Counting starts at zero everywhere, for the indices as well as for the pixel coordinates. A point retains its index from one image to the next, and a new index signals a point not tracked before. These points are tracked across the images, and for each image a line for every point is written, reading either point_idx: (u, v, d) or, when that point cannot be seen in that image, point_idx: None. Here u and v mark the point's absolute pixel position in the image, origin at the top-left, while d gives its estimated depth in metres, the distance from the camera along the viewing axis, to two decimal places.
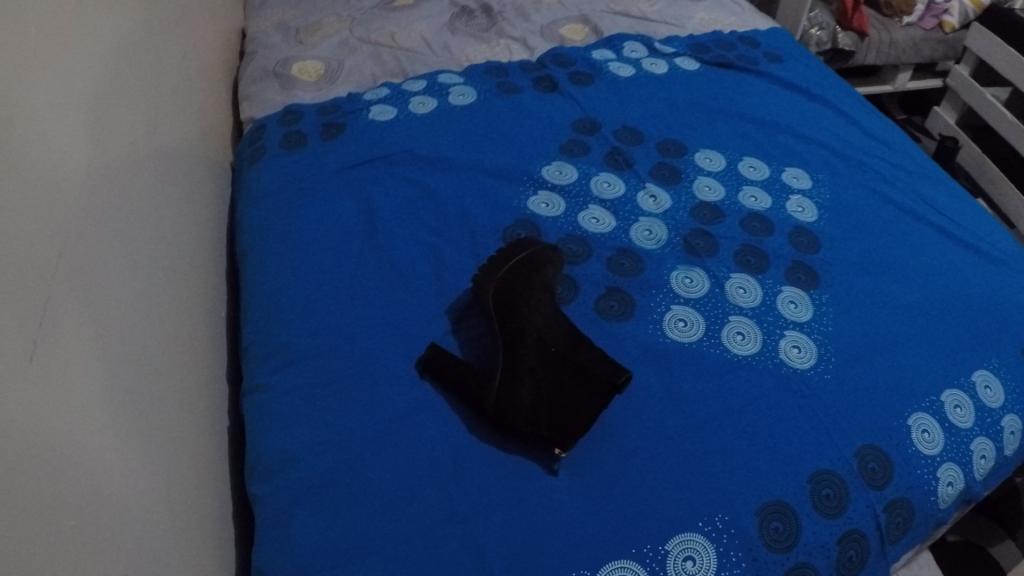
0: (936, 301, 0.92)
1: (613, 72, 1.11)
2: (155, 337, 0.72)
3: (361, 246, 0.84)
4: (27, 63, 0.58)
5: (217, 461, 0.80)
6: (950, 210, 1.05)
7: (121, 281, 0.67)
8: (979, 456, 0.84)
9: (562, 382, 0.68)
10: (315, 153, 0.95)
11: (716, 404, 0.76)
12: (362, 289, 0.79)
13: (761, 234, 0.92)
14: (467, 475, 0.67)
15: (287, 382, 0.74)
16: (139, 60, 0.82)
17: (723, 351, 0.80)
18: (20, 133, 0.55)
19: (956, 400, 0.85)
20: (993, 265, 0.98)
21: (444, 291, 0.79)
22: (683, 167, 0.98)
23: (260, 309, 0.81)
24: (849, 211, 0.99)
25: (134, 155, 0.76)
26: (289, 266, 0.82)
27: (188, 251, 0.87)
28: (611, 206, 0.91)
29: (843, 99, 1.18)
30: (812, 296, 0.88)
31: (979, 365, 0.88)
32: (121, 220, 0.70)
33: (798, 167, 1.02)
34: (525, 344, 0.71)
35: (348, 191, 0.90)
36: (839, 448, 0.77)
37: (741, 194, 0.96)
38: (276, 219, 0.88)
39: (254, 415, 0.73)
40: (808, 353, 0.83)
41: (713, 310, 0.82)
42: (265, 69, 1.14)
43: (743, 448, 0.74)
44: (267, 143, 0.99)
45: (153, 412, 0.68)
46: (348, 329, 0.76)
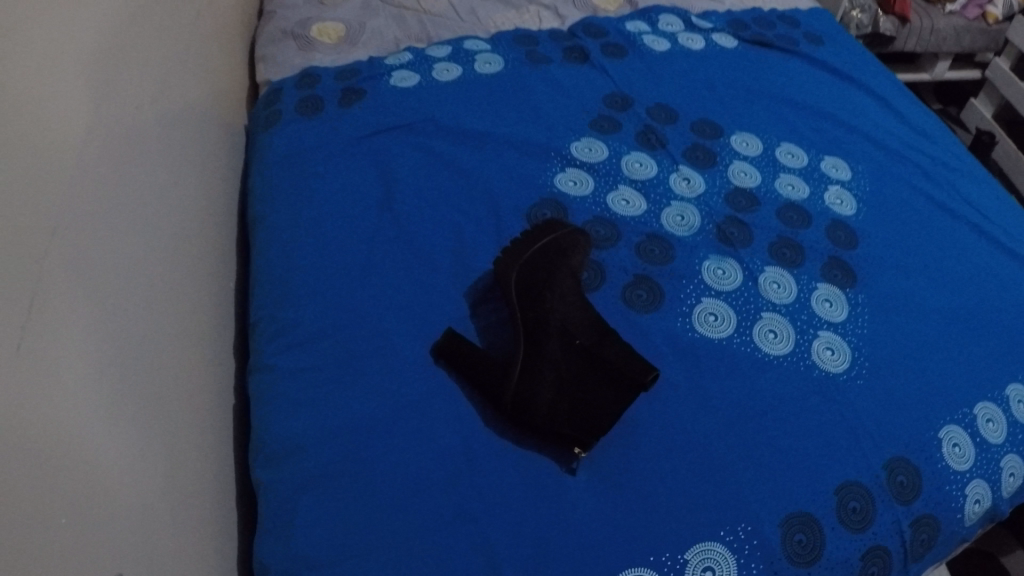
0: (973, 311, 0.88)
1: (648, 45, 1.06)
2: (156, 307, 0.68)
3: (377, 218, 0.79)
4: (25, 14, 0.53)
5: (219, 437, 0.76)
6: (992, 211, 1.01)
7: (120, 252, 0.62)
8: (1009, 474, 0.82)
9: (587, 379, 0.64)
10: (332, 118, 0.91)
11: (745, 406, 0.72)
12: (377, 265, 0.75)
13: (798, 226, 0.87)
14: (482, 470, 0.63)
15: (295, 363, 0.69)
16: (149, 13, 0.77)
17: (753, 350, 0.75)
18: (14, 91, 0.50)
19: (988, 414, 0.83)
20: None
21: (464, 270, 0.75)
22: (719, 150, 0.93)
23: (270, 281, 0.76)
24: (890, 206, 0.94)
25: (140, 114, 0.71)
26: (301, 237, 0.78)
27: (195, 215, 0.82)
28: (641, 187, 0.86)
29: (884, 86, 1.12)
30: (848, 296, 0.83)
31: (1013, 378, 0.85)
32: (122, 185, 0.65)
33: (838, 156, 0.97)
34: (550, 336, 0.66)
35: (365, 159, 0.85)
36: (869, 460, 0.74)
37: (778, 182, 0.91)
38: (290, 186, 0.84)
39: (260, 394, 0.70)
40: (842, 356, 0.79)
41: (746, 304, 0.78)
42: (281, 26, 1.09)
43: (772, 455, 0.70)
44: (283, 106, 0.94)
45: (151, 388, 0.63)
46: (361, 307, 0.72)
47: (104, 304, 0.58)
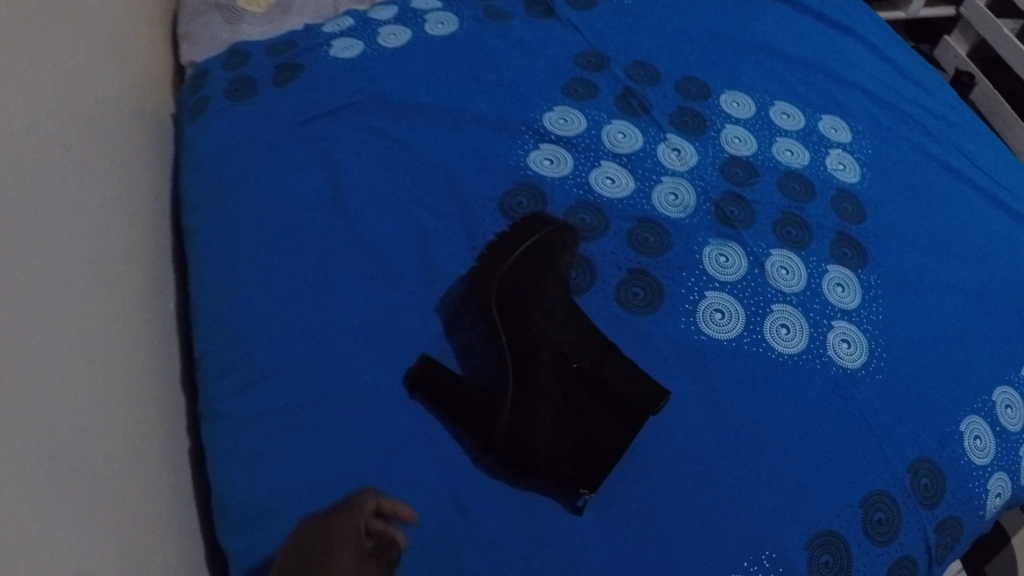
0: (988, 283, 0.81)
1: None
2: (80, 346, 0.57)
3: (327, 225, 0.70)
4: None
5: (172, 478, 0.67)
6: (997, 170, 0.93)
7: (24, 301, 0.51)
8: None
9: (587, 411, 0.61)
10: (268, 105, 0.80)
11: (760, 418, 0.65)
12: (331, 285, 0.67)
13: (802, 199, 0.78)
14: (479, 520, 0.58)
15: (251, 408, 0.62)
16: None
17: (766, 350, 0.68)
18: None
19: (1007, 399, 0.76)
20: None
21: (434, 280, 0.68)
22: (708, 113, 0.82)
23: (212, 311, 0.68)
24: (895, 170, 0.85)
25: (41, 123, 0.60)
26: (245, 253, 0.70)
27: (121, 225, 0.71)
28: (626, 161, 0.76)
29: (873, 32, 1.03)
30: (859, 278, 0.75)
31: None
32: (22, 217, 0.54)
33: (835, 114, 0.87)
34: (543, 361, 0.62)
35: (311, 153, 0.75)
36: (892, 463, 0.67)
37: (775, 147, 0.81)
38: (228, 191, 0.74)
39: (213, 445, 0.62)
40: (859, 349, 0.71)
41: (753, 296, 0.70)
42: None
43: (790, 472, 0.63)
44: (210, 94, 0.83)
45: (81, 447, 0.53)
46: (316, 335, 0.64)
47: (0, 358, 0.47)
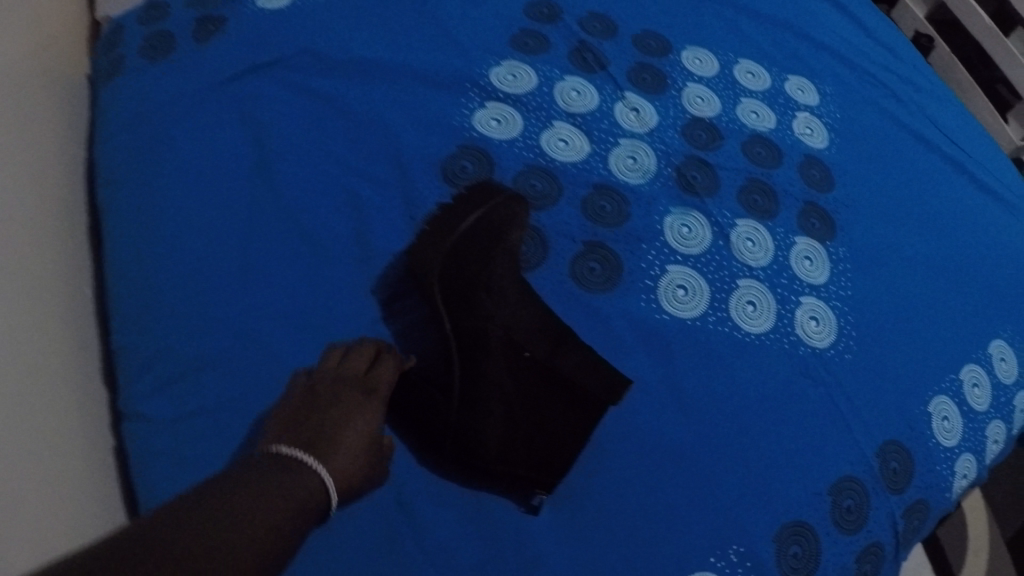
0: (954, 257, 0.78)
1: None
2: None
3: (250, 200, 0.65)
4: None
5: (91, 477, 0.61)
6: (963, 139, 0.90)
7: None
8: (993, 442, 0.74)
9: (539, 397, 0.58)
10: (187, 61, 0.72)
11: (726, 404, 0.61)
12: (258, 267, 0.63)
13: (768, 164, 0.73)
14: (428, 526, 0.56)
15: (172, 410, 0.59)
16: None
17: (731, 329, 0.63)
18: None
19: (975, 377, 0.73)
20: (1008, 211, 0.86)
21: (368, 255, 0.64)
22: (668, 70, 0.76)
23: (126, 302, 0.63)
24: (863, 136, 0.81)
25: None
26: (162, 236, 0.64)
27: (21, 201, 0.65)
28: (581, 122, 0.70)
29: None
30: (828, 250, 0.70)
31: (996, 335, 0.76)
32: None
33: (802, 75, 0.82)
34: (491, 352, 0.57)
35: (235, 117, 0.69)
36: (861, 448, 0.64)
37: (740, 109, 0.76)
38: (144, 160, 0.68)
39: (135, 448, 0.60)
40: (827, 327, 0.66)
41: (719, 270, 0.64)
42: None
43: (756, 461, 0.60)
44: (125, 51, 0.76)
45: None
46: (241, 324, 0.61)
47: None
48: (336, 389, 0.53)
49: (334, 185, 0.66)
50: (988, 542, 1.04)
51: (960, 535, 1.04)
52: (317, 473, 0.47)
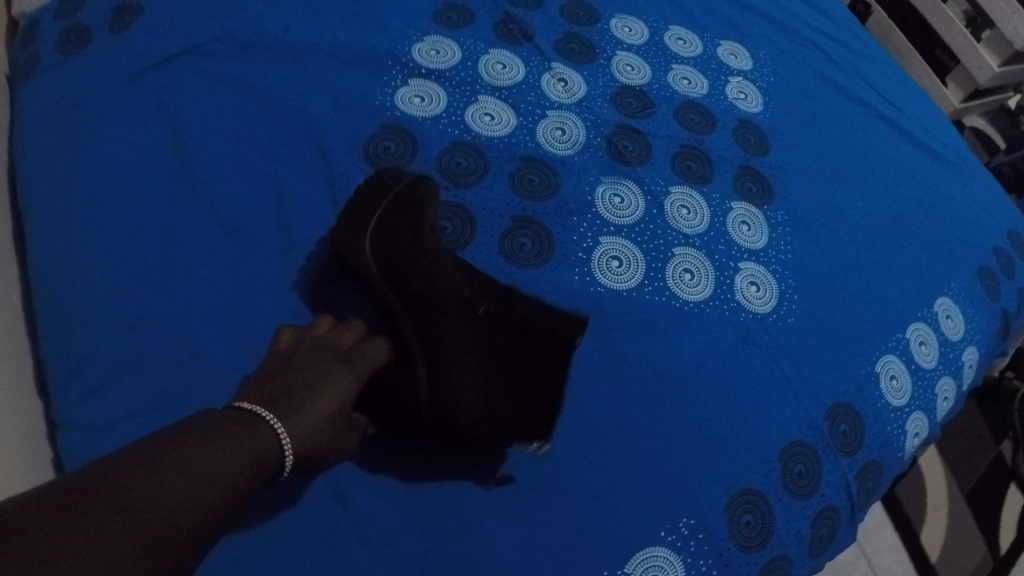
0: (897, 215, 0.78)
1: None
2: None
3: (170, 192, 0.63)
4: None
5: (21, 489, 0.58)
6: (901, 99, 0.90)
7: None
8: (943, 399, 0.73)
9: (501, 347, 0.58)
10: (101, 54, 0.69)
11: (666, 376, 0.59)
12: (182, 260, 0.60)
13: (701, 130, 0.71)
14: (366, 518, 0.53)
15: (105, 414, 0.56)
16: None
17: (669, 299, 0.62)
18: None
19: (921, 335, 0.72)
20: (943, 166, 0.85)
21: (293, 244, 0.62)
22: (597, 39, 0.74)
23: (48, 304, 0.60)
24: (797, 98, 0.80)
25: None
26: (80, 232, 0.61)
27: None
28: (507, 95, 0.68)
29: None
30: (765, 215, 0.70)
31: (941, 292, 0.75)
32: None
33: (734, 40, 0.81)
34: (447, 311, 0.56)
35: (152, 107, 0.66)
36: (809, 411, 0.63)
37: (671, 75, 0.74)
38: (59, 155, 0.65)
39: (68, 458, 0.56)
40: (768, 293, 0.65)
41: (654, 239, 0.63)
42: None
43: (702, 432, 0.58)
44: (41, 47, 0.73)
45: None
46: (168, 320, 0.58)
47: None
48: (315, 352, 0.53)
49: (256, 171, 0.64)
50: (947, 500, 1.04)
51: (920, 490, 1.04)
52: (275, 432, 0.46)
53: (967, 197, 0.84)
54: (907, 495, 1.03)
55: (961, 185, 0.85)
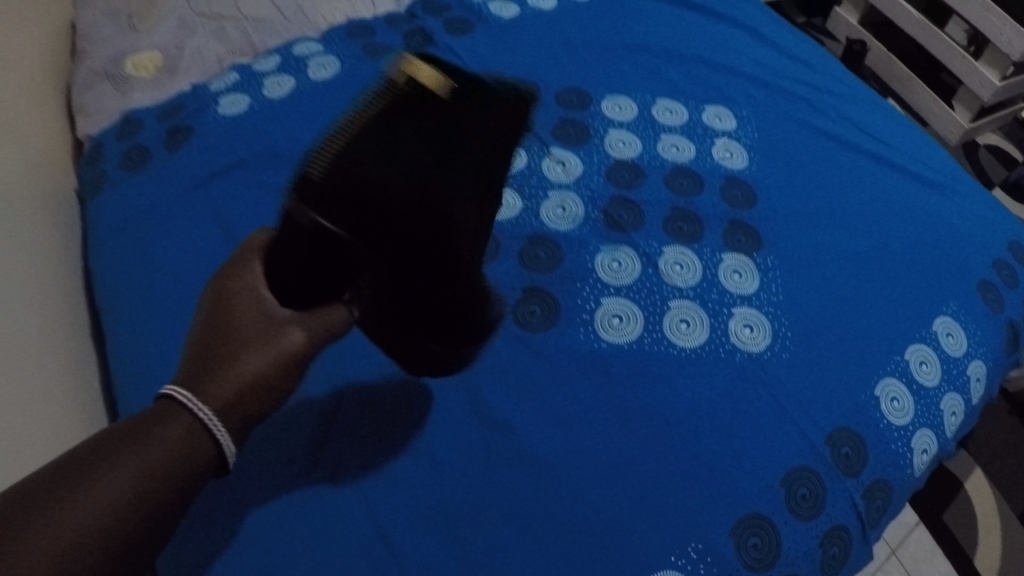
0: (890, 245, 0.84)
1: (495, 12, 0.98)
2: None
3: None
4: None
5: None
6: (893, 136, 0.97)
7: None
8: (950, 414, 0.78)
9: None
10: (160, 171, 0.81)
11: (669, 419, 0.68)
12: None
13: (691, 192, 0.83)
14: (408, 554, 0.61)
15: None
16: None
17: (667, 347, 0.71)
18: None
19: (921, 356, 0.78)
20: (938, 193, 0.92)
21: None
22: (590, 121, 0.87)
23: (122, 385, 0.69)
24: (780, 150, 0.90)
25: None
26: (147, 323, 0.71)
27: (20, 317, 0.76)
28: (512, 182, 0.81)
29: (753, 16, 1.08)
30: (757, 262, 0.79)
31: (939, 312, 0.81)
32: None
33: (719, 104, 0.92)
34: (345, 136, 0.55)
35: (209, 214, 0.77)
36: (809, 438, 0.69)
37: (660, 146, 0.86)
38: (128, 260, 0.75)
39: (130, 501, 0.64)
40: (762, 332, 0.73)
41: (650, 296, 0.73)
42: (96, 70, 1.04)
43: (706, 464, 0.65)
44: (107, 165, 0.83)
45: None
46: None
47: None
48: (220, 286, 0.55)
49: None
50: (999, 520, 1.08)
51: (970, 515, 1.08)
52: (193, 413, 0.47)
53: (962, 219, 0.89)
54: (960, 517, 1.08)
55: (956, 207, 0.90)
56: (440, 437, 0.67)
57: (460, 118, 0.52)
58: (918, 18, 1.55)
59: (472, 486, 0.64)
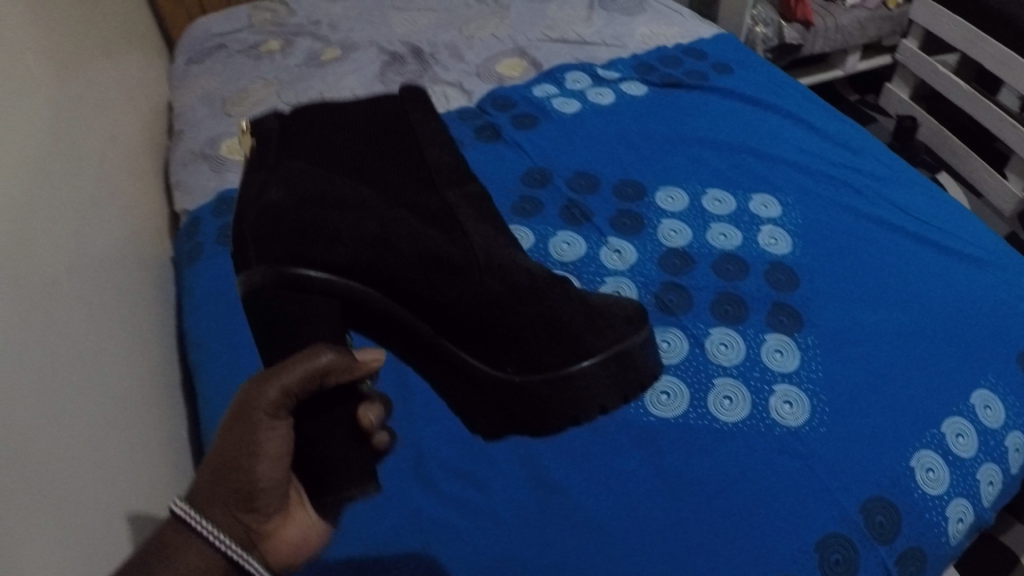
0: (929, 319, 0.89)
1: (558, 108, 1.19)
2: (105, 446, 0.75)
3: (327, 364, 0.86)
4: (64, 281, 0.81)
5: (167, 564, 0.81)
6: (935, 216, 1.03)
7: (90, 392, 0.77)
8: (987, 484, 0.81)
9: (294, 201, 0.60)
10: None
11: (708, 483, 0.75)
12: None
13: (737, 278, 0.93)
14: None
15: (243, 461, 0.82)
16: (50, 184, 0.87)
17: (711, 421, 0.80)
18: (57, 307, 0.76)
19: (958, 428, 0.81)
20: (979, 268, 0.96)
21: (407, 402, 0.86)
22: (645, 212, 1.01)
23: (212, 398, 0.90)
24: (822, 233, 0.98)
25: (58, 281, 0.80)
26: (237, 347, 0.93)
27: (125, 363, 0.91)
28: (573, 267, 0.94)
29: (800, 105, 1.20)
30: (797, 341, 0.86)
31: (978, 385, 0.84)
32: (72, 336, 0.78)
33: (766, 192, 1.03)
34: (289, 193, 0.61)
35: None
36: (844, 506, 0.74)
37: (710, 234, 0.98)
38: (220, 318, 0.97)
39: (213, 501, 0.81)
40: (801, 408, 0.80)
41: (697, 375, 0.83)
42: (195, 152, 1.27)
43: (738, 528, 0.72)
44: (205, 240, 1.09)
45: (111, 498, 0.71)
46: None
47: (98, 390, 0.79)
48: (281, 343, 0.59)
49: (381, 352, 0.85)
50: None
51: None
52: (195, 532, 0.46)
53: (1004, 293, 0.93)
54: None
55: (997, 282, 0.94)
56: (501, 497, 0.77)
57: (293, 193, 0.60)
58: (967, 90, 1.61)
59: (526, 536, 0.73)
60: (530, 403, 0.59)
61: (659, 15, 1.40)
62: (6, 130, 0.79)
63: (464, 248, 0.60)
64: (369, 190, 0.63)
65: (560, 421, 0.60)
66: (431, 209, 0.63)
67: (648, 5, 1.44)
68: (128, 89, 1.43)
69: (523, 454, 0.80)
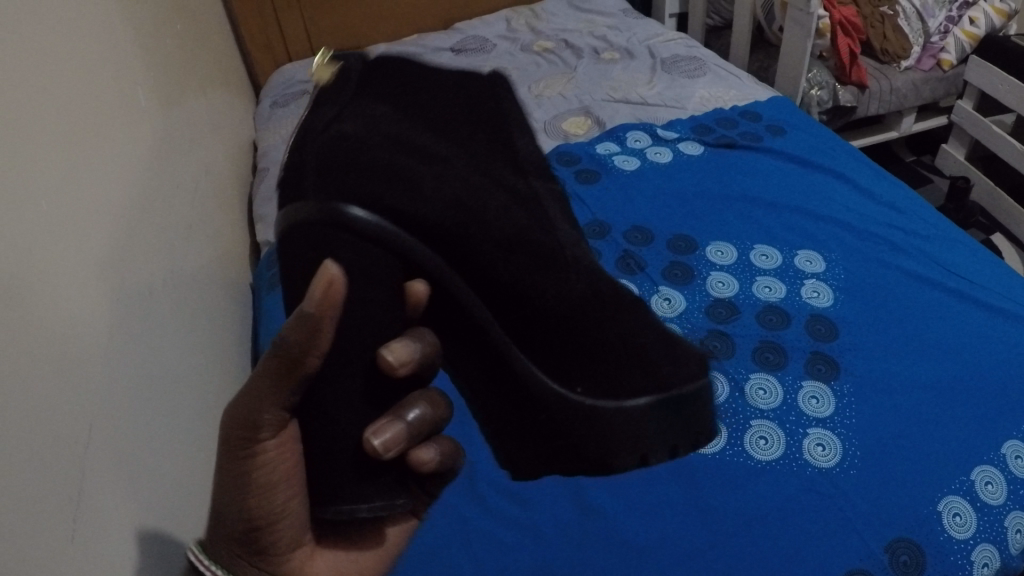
0: (962, 372, 0.94)
1: (619, 165, 1.28)
2: (186, 455, 0.84)
3: None
4: (165, 306, 0.92)
5: None
6: (976, 274, 1.09)
7: (178, 405, 0.87)
8: (1015, 531, 0.84)
9: (373, 140, 0.51)
10: None
11: (740, 515, 0.82)
12: None
13: (779, 328, 1.00)
14: None
15: None
16: (156, 219, 0.98)
17: (747, 458, 0.87)
18: (158, 329, 0.87)
19: (987, 476, 0.85)
20: (1018, 324, 1.01)
21: (469, 429, 0.95)
22: (696, 264, 1.09)
23: None
24: (863, 287, 1.05)
25: (160, 306, 0.90)
26: None
27: (205, 383, 1.01)
28: None
29: (851, 167, 1.27)
30: (834, 388, 0.93)
31: (1008, 436, 0.89)
32: (168, 356, 0.88)
33: (811, 249, 1.11)
34: (365, 123, 0.52)
35: None
36: (869, 545, 0.79)
37: (755, 286, 1.06)
38: None
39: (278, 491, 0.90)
40: (834, 450, 0.87)
41: (736, 417, 0.91)
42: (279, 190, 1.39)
43: (761, 560, 0.78)
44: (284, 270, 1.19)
45: (188, 501, 0.81)
46: None
47: (185, 403, 0.89)
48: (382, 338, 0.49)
49: None
50: None
51: None
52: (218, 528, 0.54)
53: None
54: None
55: None
56: (546, 517, 0.84)
57: (372, 125, 0.52)
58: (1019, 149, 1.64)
59: (566, 553, 0.81)
60: (599, 433, 0.53)
61: (719, 79, 1.49)
62: (126, 173, 0.91)
63: (550, 239, 0.56)
64: (453, 153, 0.55)
65: (626, 458, 0.54)
66: (517, 188, 0.57)
67: (706, 67, 1.53)
68: (222, 131, 1.56)
69: (566, 481, 0.87)
